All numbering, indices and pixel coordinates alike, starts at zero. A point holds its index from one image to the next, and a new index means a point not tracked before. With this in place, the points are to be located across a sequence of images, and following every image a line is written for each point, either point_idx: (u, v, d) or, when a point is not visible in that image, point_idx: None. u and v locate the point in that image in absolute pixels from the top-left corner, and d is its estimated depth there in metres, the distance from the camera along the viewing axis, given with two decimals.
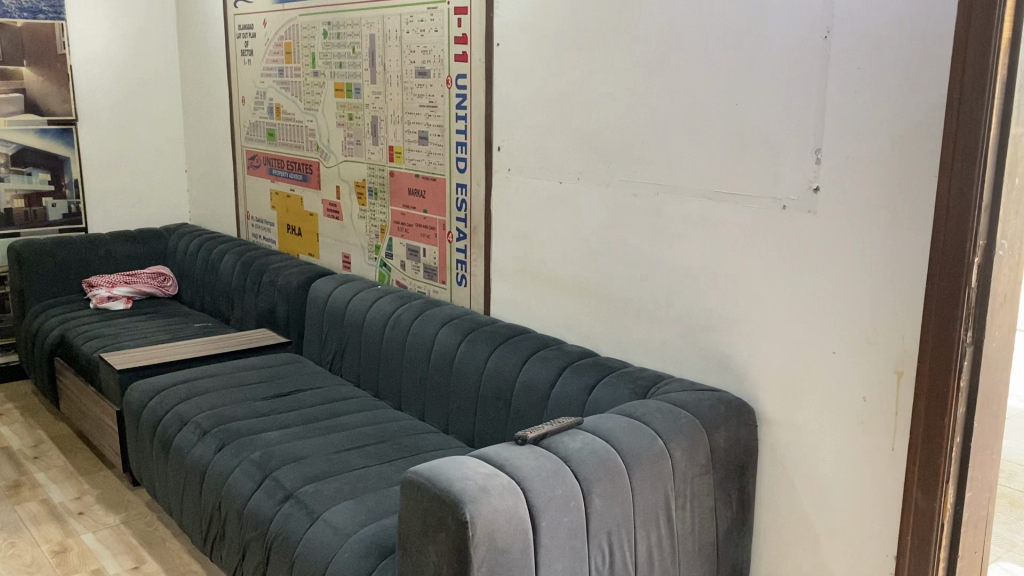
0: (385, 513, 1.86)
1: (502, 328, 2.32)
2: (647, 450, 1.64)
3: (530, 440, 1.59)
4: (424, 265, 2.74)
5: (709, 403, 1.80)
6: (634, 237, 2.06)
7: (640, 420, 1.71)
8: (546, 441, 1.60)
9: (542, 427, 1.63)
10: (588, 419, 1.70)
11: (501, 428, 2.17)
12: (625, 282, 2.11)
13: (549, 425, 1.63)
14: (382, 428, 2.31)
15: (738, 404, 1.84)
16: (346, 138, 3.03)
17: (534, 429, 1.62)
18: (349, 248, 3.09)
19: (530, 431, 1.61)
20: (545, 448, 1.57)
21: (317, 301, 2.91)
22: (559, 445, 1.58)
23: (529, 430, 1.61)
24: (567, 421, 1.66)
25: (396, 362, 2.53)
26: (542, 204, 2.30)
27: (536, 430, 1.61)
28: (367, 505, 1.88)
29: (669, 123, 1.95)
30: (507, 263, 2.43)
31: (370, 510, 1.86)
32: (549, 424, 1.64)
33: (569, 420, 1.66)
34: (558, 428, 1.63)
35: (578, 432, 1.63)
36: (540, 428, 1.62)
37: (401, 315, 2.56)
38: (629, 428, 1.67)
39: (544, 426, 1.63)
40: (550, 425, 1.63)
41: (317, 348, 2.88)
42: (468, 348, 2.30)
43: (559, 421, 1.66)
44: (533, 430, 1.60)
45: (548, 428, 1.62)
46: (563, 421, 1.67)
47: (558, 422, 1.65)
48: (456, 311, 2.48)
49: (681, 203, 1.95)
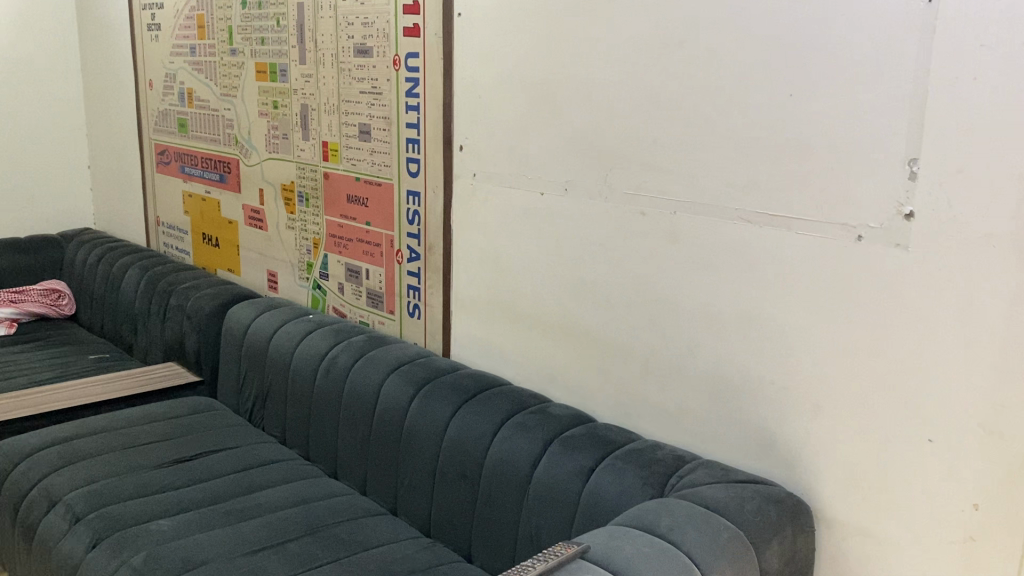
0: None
1: (464, 379, 1.81)
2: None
3: None
4: (366, 291, 2.22)
5: (755, 504, 1.31)
6: (642, 269, 1.57)
7: (667, 540, 1.21)
8: None
9: (526, 563, 1.12)
10: (594, 541, 1.20)
11: (466, 515, 1.66)
12: (629, 327, 1.61)
13: (543, 559, 1.13)
14: (311, 512, 1.79)
15: (791, 502, 1.35)
16: (271, 131, 2.48)
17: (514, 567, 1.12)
18: (276, 265, 2.55)
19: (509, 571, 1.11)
20: None
21: (235, 334, 2.37)
22: None
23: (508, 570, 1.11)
24: (562, 548, 1.15)
25: (331, 418, 2.01)
26: (517, 222, 1.78)
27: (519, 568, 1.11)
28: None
29: (692, 118, 1.45)
30: (471, 293, 1.92)
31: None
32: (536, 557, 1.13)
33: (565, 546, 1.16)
34: (556, 563, 1.13)
35: (584, 569, 1.13)
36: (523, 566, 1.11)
37: (337, 357, 2.03)
38: (654, 555, 1.17)
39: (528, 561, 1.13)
40: (537, 558, 1.13)
41: (236, 392, 2.34)
42: (421, 406, 1.79)
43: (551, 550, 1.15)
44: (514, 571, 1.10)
45: (536, 564, 1.11)
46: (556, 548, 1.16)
47: (549, 553, 1.14)
48: (405, 354, 1.96)
49: (709, 227, 1.46)
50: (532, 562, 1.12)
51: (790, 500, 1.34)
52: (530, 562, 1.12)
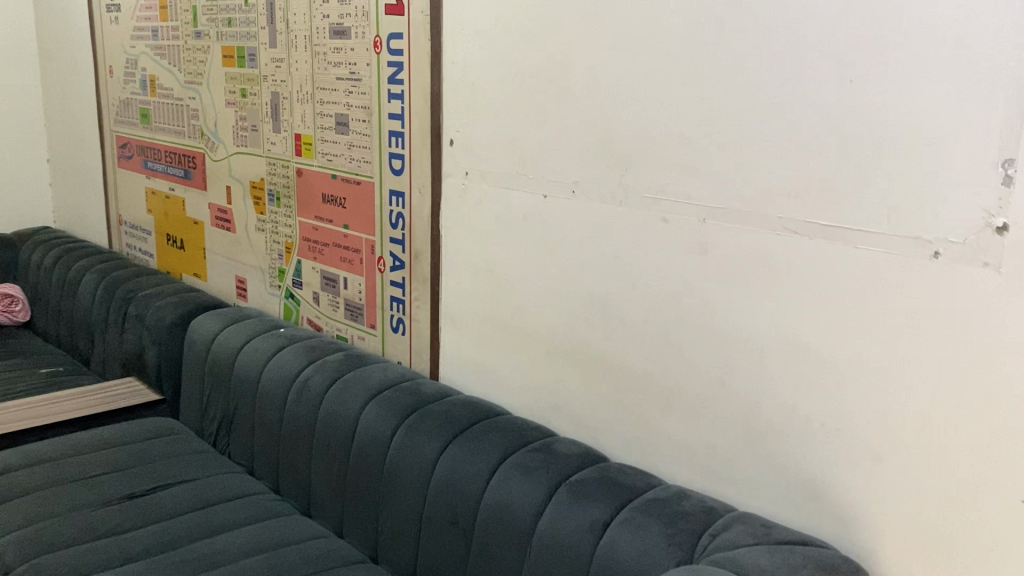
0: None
1: (454, 408, 1.58)
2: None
3: None
4: (344, 302, 1.98)
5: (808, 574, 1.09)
6: (664, 286, 1.34)
7: None
8: None
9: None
10: None
11: (459, 569, 1.43)
12: (647, 353, 1.38)
13: None
14: (278, 561, 1.55)
15: (848, 567, 1.13)
16: (239, 122, 2.23)
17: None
18: (245, 271, 2.30)
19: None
20: None
21: (199, 348, 2.13)
22: None
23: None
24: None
25: (304, 448, 1.77)
26: (515, 228, 1.55)
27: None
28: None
29: (726, 108, 1.22)
30: (462, 308, 1.69)
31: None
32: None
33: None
34: None
35: None
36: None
37: (310, 379, 1.79)
38: None
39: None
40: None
41: (200, 415, 2.10)
42: (404, 440, 1.55)
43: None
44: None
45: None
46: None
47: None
48: (387, 377, 1.72)
49: (746, 238, 1.23)
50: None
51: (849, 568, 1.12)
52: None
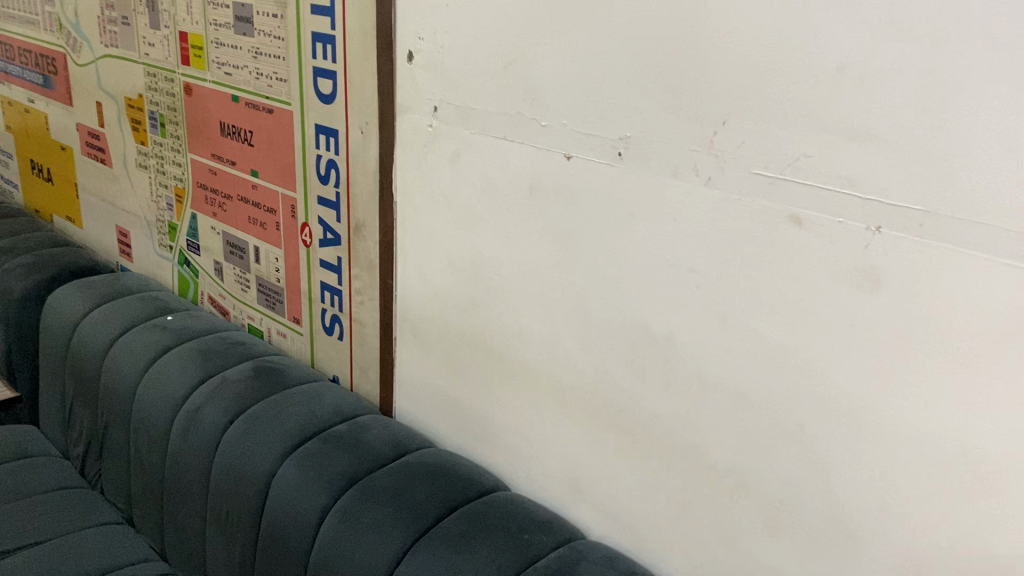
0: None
1: (417, 484, 1.02)
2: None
3: None
4: (257, 282, 1.38)
5: None
6: (784, 337, 0.77)
7: None
8: None
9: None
10: None
11: None
12: (744, 437, 0.82)
13: None
14: None
15: None
16: (105, 12, 1.56)
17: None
18: (129, 222, 1.68)
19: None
20: None
21: (57, 337, 1.53)
22: None
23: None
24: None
25: (195, 510, 1.21)
26: (514, 206, 0.96)
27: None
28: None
29: (952, 19, 0.61)
30: (429, 317, 1.10)
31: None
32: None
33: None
34: None
35: None
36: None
37: (201, 409, 1.22)
38: None
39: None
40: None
41: (66, 429, 1.53)
42: (337, 536, 1.00)
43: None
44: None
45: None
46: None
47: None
48: (314, 414, 1.15)
49: (967, 275, 0.65)
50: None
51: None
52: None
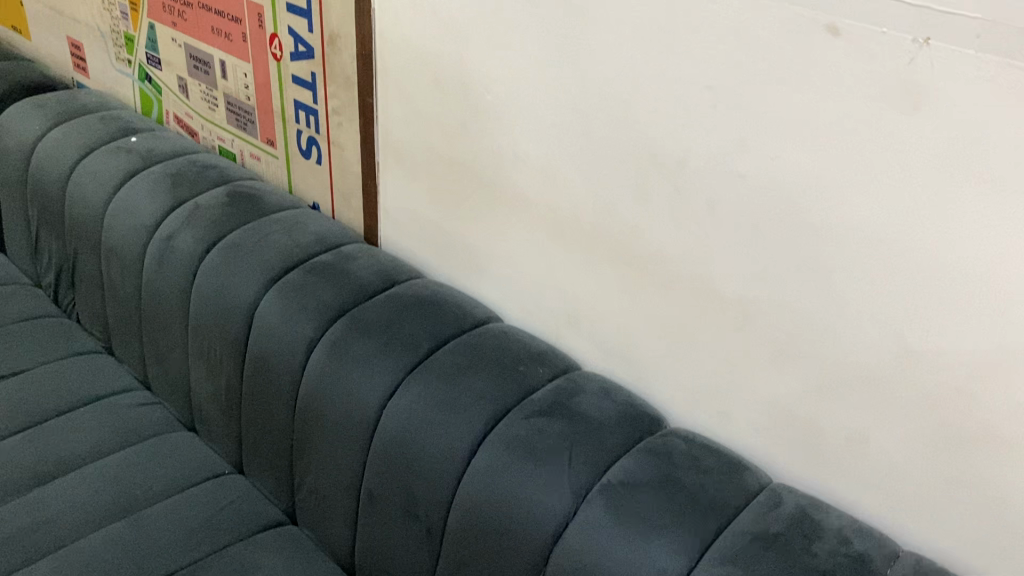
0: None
1: (407, 316, 0.98)
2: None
3: None
4: (225, 100, 1.28)
5: None
6: (805, 163, 0.70)
7: None
8: None
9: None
10: None
11: None
12: (755, 270, 0.77)
13: None
14: (140, 539, 1.02)
15: None
16: None
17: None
18: (81, 33, 1.54)
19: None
20: None
21: (14, 160, 1.43)
22: None
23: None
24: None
25: (176, 341, 1.18)
26: (508, 15, 0.86)
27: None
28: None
29: None
30: (414, 139, 1.03)
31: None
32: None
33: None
34: None
35: None
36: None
37: (174, 237, 1.15)
38: None
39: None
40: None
41: (34, 256, 1.46)
42: (326, 368, 0.97)
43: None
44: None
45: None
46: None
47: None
48: (295, 242, 1.09)
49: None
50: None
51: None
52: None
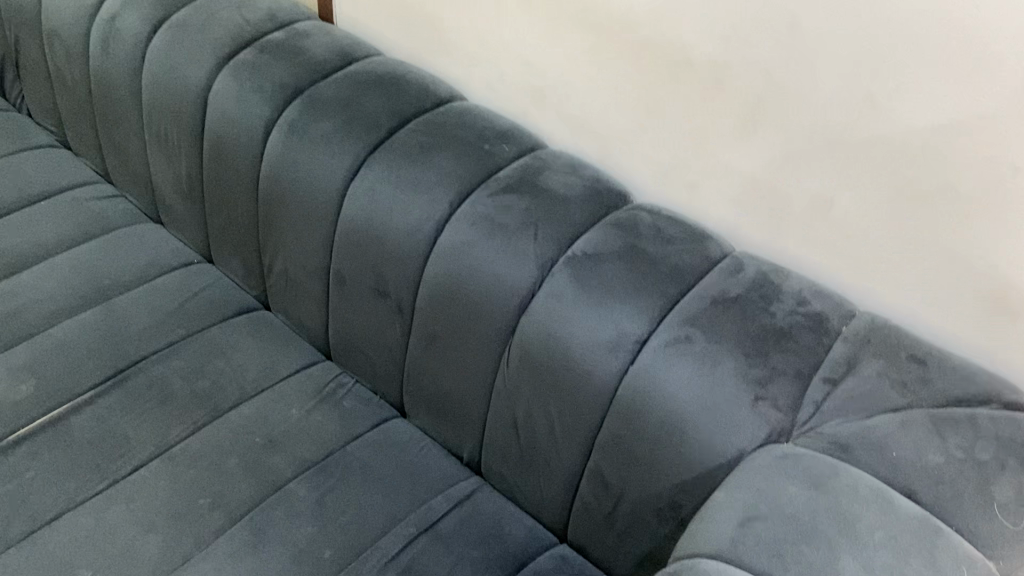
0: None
1: (368, 95, 0.94)
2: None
3: None
4: None
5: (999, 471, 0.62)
6: None
7: None
8: None
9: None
10: None
11: (397, 356, 0.95)
12: (727, 30, 0.74)
13: None
14: (114, 324, 1.03)
15: None
16: None
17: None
18: None
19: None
20: None
21: None
22: None
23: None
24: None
25: (132, 130, 1.14)
26: None
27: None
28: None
29: None
30: None
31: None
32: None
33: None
34: None
35: None
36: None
37: (118, 18, 1.09)
38: None
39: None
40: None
41: None
42: (286, 150, 0.94)
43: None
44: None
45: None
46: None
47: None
48: (246, 20, 1.03)
49: None
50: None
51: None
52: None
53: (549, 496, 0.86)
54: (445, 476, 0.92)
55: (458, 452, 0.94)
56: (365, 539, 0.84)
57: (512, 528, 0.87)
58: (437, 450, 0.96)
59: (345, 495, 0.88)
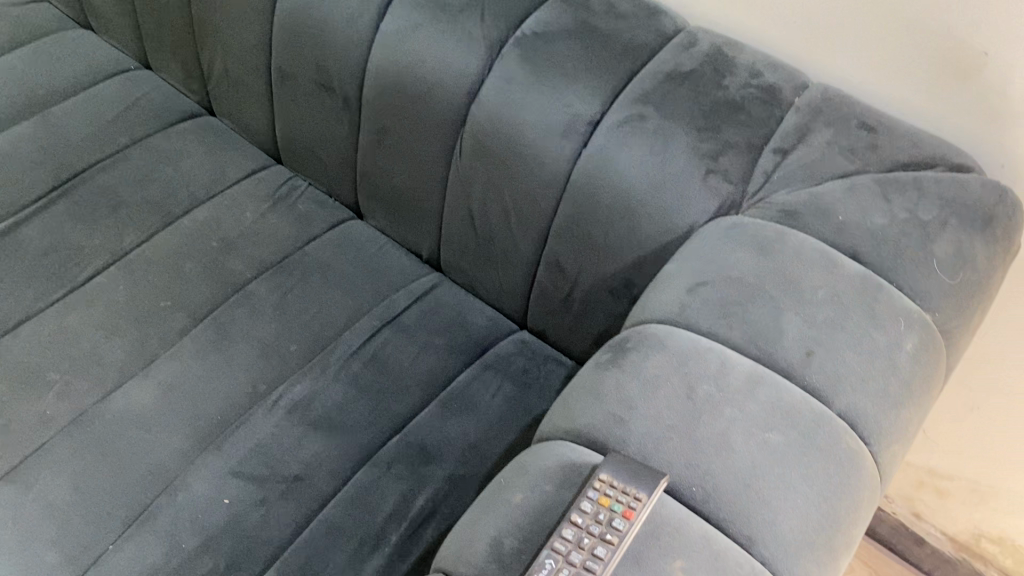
0: (79, 528, 0.72)
1: None
2: (857, 523, 0.54)
3: None
4: None
5: (940, 230, 0.63)
6: None
7: (785, 382, 0.57)
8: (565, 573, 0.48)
9: (546, 564, 0.48)
10: (638, 404, 0.56)
11: (348, 154, 0.94)
12: None
13: (584, 508, 0.50)
14: (55, 134, 1.00)
15: (1005, 194, 0.66)
16: None
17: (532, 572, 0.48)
18: None
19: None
20: None
21: None
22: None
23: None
24: (635, 507, 0.50)
25: None
26: None
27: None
28: (44, 499, 0.73)
29: None
30: None
31: (58, 528, 0.72)
32: (582, 535, 0.49)
33: (639, 495, 0.50)
34: (600, 506, 0.50)
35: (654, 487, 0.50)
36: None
37: None
38: (773, 414, 0.55)
39: (557, 537, 0.50)
40: (588, 540, 0.49)
41: None
42: None
43: (618, 494, 0.50)
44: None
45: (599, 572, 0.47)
46: (606, 486, 0.51)
47: (609, 512, 0.50)
48: None
49: None
50: (577, 556, 0.48)
51: (1017, 217, 0.66)
52: (570, 555, 0.48)
53: (506, 286, 0.87)
54: (404, 272, 0.93)
55: (416, 249, 0.95)
56: (330, 332, 0.86)
57: (473, 317, 0.89)
58: (395, 248, 0.96)
59: (306, 293, 0.89)
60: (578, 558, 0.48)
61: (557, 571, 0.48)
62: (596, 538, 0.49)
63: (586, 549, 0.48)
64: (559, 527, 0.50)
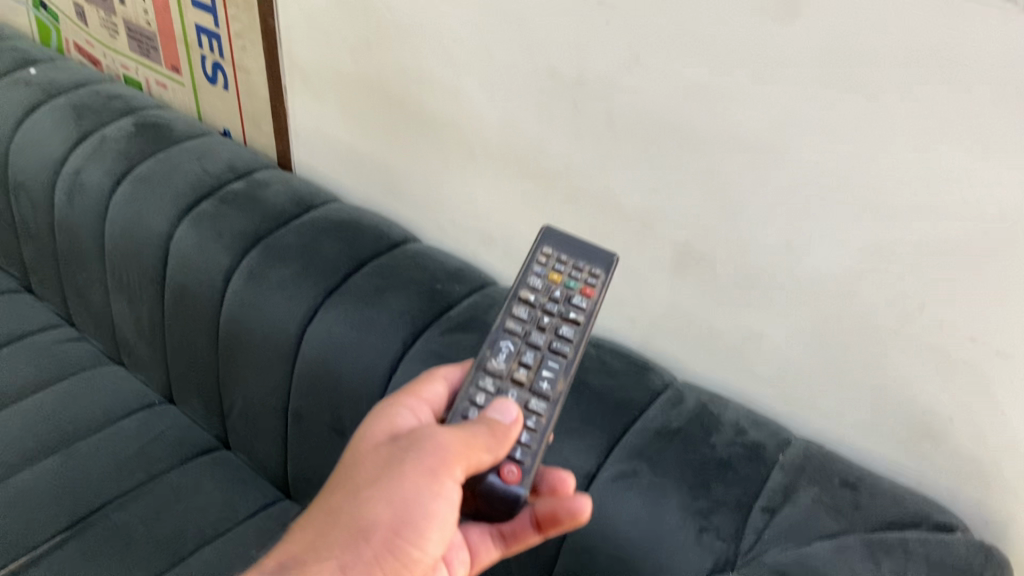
0: None
1: (324, 241, 1.00)
2: None
3: (488, 372, 0.65)
4: (126, 26, 1.28)
5: None
6: (690, 82, 0.72)
7: None
8: (529, 358, 0.65)
9: (506, 350, 0.66)
10: None
11: None
12: (650, 178, 0.80)
13: (538, 282, 0.69)
14: (75, 471, 1.04)
15: (988, 554, 0.69)
16: None
17: (493, 356, 0.66)
18: None
19: (487, 375, 0.65)
20: (542, 393, 0.63)
21: None
22: (564, 370, 0.65)
23: (487, 374, 0.65)
24: (592, 282, 0.69)
25: (95, 276, 1.21)
26: None
27: (510, 366, 0.65)
28: None
29: None
30: (314, 59, 1.03)
31: None
32: (536, 312, 0.68)
33: (587, 277, 0.69)
34: (558, 296, 0.69)
35: (594, 271, 0.70)
36: (547, 375, 0.64)
37: (83, 170, 1.17)
38: None
39: (512, 313, 0.68)
40: (544, 318, 0.67)
41: None
42: (245, 293, 1.00)
43: (573, 277, 0.69)
44: (532, 405, 0.63)
45: (566, 358, 0.65)
46: (552, 265, 0.70)
47: (566, 289, 0.69)
48: (207, 171, 1.10)
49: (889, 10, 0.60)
50: (542, 339, 0.66)
51: None
52: (532, 338, 0.66)
53: None
54: None
55: None
56: None
57: None
58: None
59: None
60: (544, 342, 0.66)
61: (517, 359, 0.65)
62: (552, 308, 0.68)
63: (547, 331, 0.67)
64: (514, 307, 0.68)
